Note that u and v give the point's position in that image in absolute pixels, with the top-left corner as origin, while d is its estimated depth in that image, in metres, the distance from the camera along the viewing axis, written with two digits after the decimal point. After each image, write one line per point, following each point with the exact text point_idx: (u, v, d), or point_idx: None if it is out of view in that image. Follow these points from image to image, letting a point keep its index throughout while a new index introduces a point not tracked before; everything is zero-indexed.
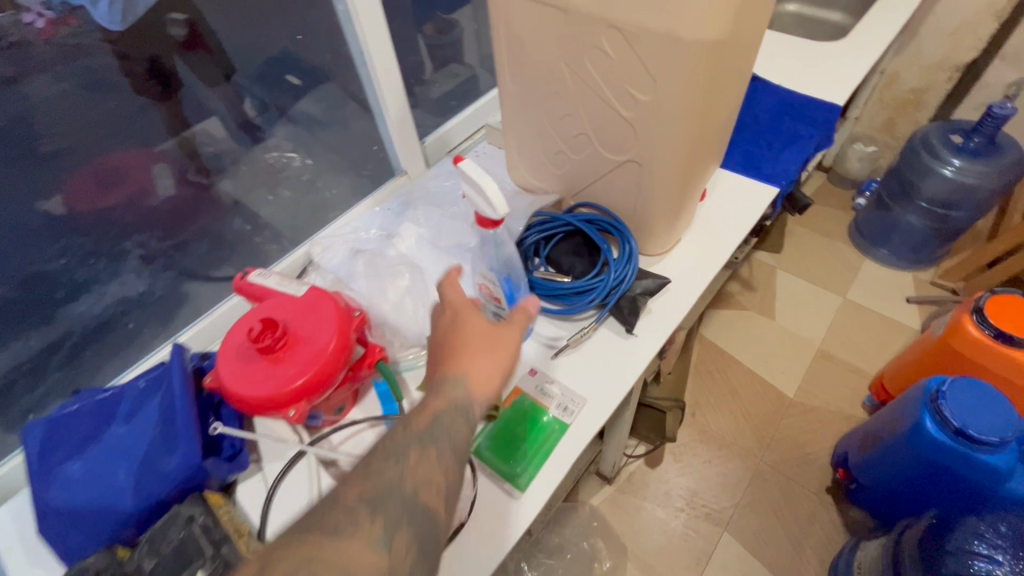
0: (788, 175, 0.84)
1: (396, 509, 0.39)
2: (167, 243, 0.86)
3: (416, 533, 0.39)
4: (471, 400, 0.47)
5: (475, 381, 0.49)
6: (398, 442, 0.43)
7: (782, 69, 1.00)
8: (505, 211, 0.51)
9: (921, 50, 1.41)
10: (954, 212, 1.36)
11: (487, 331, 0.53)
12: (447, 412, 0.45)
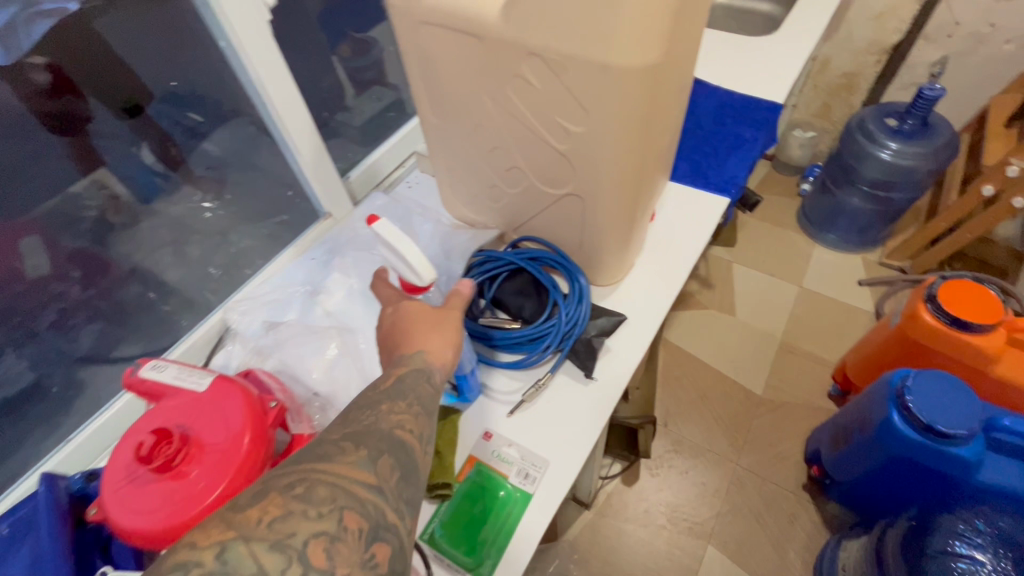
0: (737, 182, 0.80)
1: (382, 436, 0.35)
2: (90, 291, 0.77)
3: (407, 460, 0.35)
4: (432, 365, 0.44)
5: (434, 353, 0.46)
6: (367, 399, 0.39)
7: (720, 68, 0.97)
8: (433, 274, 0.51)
9: (850, 35, 1.42)
10: (895, 194, 1.38)
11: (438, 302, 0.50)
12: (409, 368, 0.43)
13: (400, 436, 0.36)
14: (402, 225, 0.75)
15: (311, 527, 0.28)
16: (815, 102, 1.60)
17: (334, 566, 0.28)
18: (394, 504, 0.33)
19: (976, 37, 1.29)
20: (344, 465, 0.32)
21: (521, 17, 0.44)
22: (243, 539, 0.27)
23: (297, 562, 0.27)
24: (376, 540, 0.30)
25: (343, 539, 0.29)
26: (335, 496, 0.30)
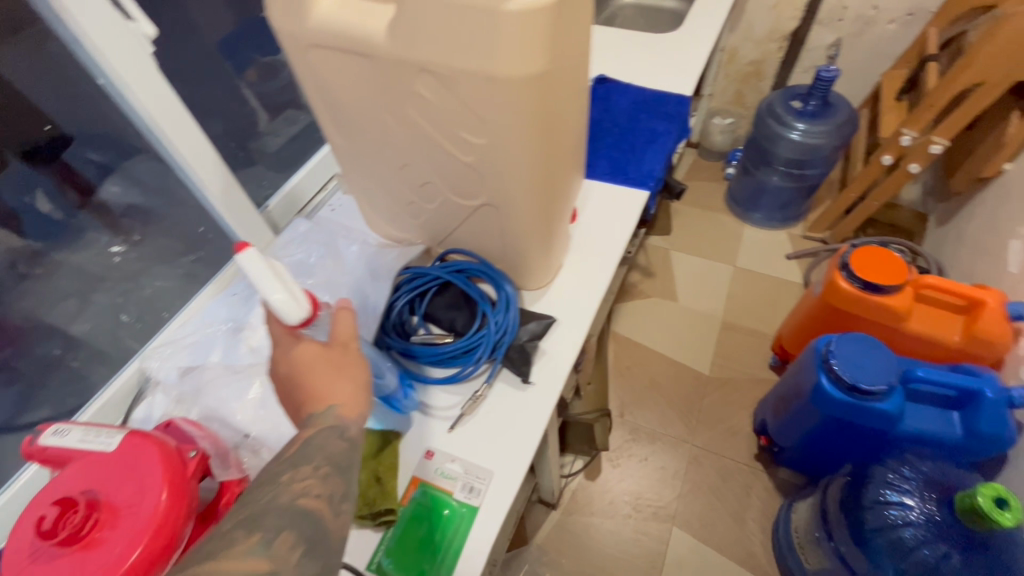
0: (655, 174, 0.83)
1: (281, 511, 0.34)
2: (6, 350, 0.72)
3: (312, 533, 0.34)
4: (345, 420, 0.43)
5: (347, 406, 0.45)
6: (269, 473, 0.38)
7: (629, 64, 1.00)
8: (302, 313, 0.48)
9: (751, 26, 1.51)
10: (808, 170, 1.47)
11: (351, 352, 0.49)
12: (318, 429, 0.42)
13: (302, 504, 0.35)
14: (325, 250, 0.73)
15: None
16: (729, 90, 1.68)
17: None
18: None
19: (863, 19, 1.40)
20: (236, 553, 0.31)
21: (406, 36, 0.44)
22: None
23: None
24: None
25: None
26: None
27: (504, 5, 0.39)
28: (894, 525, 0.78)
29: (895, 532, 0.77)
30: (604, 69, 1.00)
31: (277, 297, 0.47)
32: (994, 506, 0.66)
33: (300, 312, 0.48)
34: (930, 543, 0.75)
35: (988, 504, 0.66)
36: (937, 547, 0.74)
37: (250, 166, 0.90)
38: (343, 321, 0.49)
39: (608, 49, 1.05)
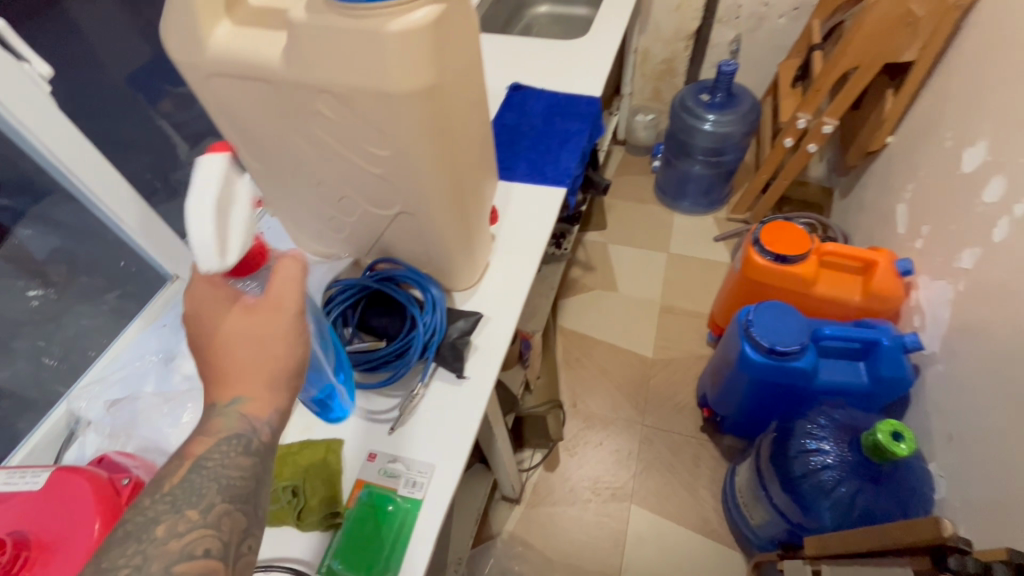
0: (571, 172, 0.88)
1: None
2: None
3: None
4: (251, 423, 0.40)
5: (254, 403, 0.41)
6: (145, 518, 0.36)
7: (541, 71, 1.06)
8: (211, 265, 0.41)
9: (659, 27, 1.61)
10: (724, 157, 1.58)
11: (281, 316, 0.44)
12: (211, 446, 0.39)
13: (182, 570, 0.34)
14: None
15: None
16: (646, 88, 1.78)
17: None
18: None
19: (756, 16, 1.52)
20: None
21: (300, 60, 0.46)
22: None
23: None
24: None
25: None
26: None
27: (386, 28, 0.43)
28: (818, 469, 0.86)
29: (818, 476, 0.85)
30: (519, 78, 1.05)
31: (202, 230, 0.41)
32: (891, 440, 0.74)
33: (213, 262, 0.42)
34: (848, 480, 0.83)
35: (886, 438, 0.74)
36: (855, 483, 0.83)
37: (173, 198, 0.90)
38: (286, 283, 0.45)
39: (522, 57, 1.10)
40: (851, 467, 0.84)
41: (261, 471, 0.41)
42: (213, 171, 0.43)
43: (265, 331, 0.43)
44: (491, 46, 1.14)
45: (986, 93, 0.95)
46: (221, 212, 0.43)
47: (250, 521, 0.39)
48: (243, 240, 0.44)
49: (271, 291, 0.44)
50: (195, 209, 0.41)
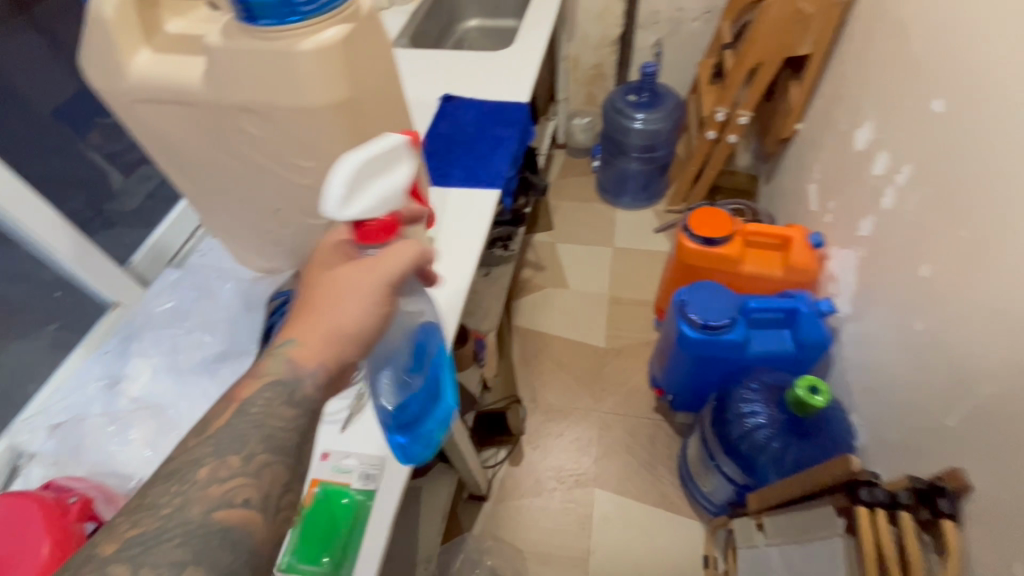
0: (503, 175, 0.93)
1: (202, 522, 0.36)
2: None
3: (234, 543, 0.36)
4: (294, 370, 0.45)
5: (307, 350, 0.46)
6: (190, 459, 0.40)
7: (471, 82, 1.11)
8: (329, 207, 0.46)
9: (585, 35, 1.70)
10: (656, 153, 1.67)
11: (368, 278, 0.48)
12: (258, 390, 0.44)
13: (220, 518, 0.36)
14: (199, 294, 0.75)
15: None
16: (580, 94, 1.86)
17: None
18: None
19: (673, 20, 1.62)
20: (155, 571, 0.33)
21: (220, 81, 0.50)
22: None
23: None
24: None
25: None
26: None
27: (298, 47, 0.46)
28: (753, 431, 0.93)
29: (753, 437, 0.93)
30: (452, 91, 1.10)
31: (339, 177, 0.46)
32: (809, 394, 0.82)
33: (334, 203, 0.47)
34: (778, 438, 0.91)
35: (804, 393, 0.82)
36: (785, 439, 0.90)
37: (109, 227, 0.90)
38: (396, 256, 0.48)
39: (451, 71, 1.15)
40: (780, 425, 0.91)
41: (309, 424, 0.45)
42: (387, 142, 0.50)
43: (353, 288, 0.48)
44: (423, 61, 1.18)
45: (870, 79, 1.06)
46: (368, 176, 0.49)
47: (293, 473, 0.42)
48: (372, 210, 0.48)
49: (381, 256, 0.48)
50: (352, 160, 0.47)
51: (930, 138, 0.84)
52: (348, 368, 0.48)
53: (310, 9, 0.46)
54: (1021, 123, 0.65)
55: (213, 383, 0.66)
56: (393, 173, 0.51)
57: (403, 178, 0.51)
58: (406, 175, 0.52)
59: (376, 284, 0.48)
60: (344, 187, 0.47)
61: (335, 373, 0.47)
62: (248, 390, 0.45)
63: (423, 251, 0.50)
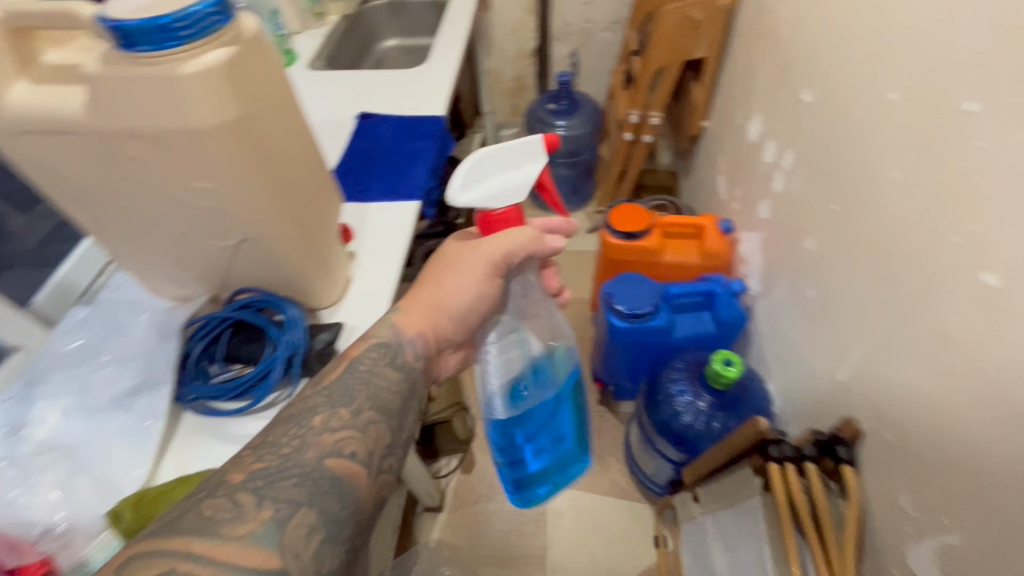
0: (421, 187, 0.96)
1: (317, 465, 0.48)
2: None
3: (340, 491, 0.48)
4: (390, 336, 0.62)
5: (408, 321, 0.63)
6: (314, 403, 0.54)
7: (387, 101, 1.14)
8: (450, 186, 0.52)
9: (502, 49, 1.76)
10: (580, 157, 1.75)
11: (472, 259, 0.61)
12: (367, 350, 0.60)
13: (330, 465, 0.49)
14: (108, 329, 0.72)
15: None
16: (505, 106, 1.92)
17: None
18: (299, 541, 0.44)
19: (584, 32, 1.71)
20: (278, 500, 0.45)
21: (103, 108, 0.50)
22: None
23: None
24: None
25: None
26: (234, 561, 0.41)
27: (180, 70, 0.48)
28: (681, 408, 0.99)
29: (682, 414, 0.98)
30: (366, 108, 1.13)
31: (469, 166, 0.53)
32: (723, 367, 0.89)
33: (459, 183, 0.52)
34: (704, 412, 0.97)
35: (719, 366, 0.89)
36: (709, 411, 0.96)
37: (8, 270, 0.85)
38: (505, 241, 0.58)
39: (367, 91, 1.18)
40: (704, 401, 0.97)
41: (405, 394, 0.59)
42: (522, 143, 0.54)
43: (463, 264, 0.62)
44: (339, 83, 1.20)
45: (755, 77, 1.16)
46: (495, 168, 0.53)
47: (391, 439, 0.55)
48: (489, 199, 0.54)
49: (493, 237, 0.58)
50: (485, 152, 0.53)
51: (804, 126, 0.93)
52: (440, 334, 0.65)
53: (187, 33, 0.48)
54: (866, 106, 0.74)
55: (128, 418, 0.64)
56: (523, 172, 0.54)
57: (531, 175, 0.54)
58: (536, 174, 0.55)
59: (486, 263, 0.60)
60: (472, 176, 0.53)
61: (431, 340, 0.64)
62: (357, 350, 0.60)
63: (539, 242, 0.60)
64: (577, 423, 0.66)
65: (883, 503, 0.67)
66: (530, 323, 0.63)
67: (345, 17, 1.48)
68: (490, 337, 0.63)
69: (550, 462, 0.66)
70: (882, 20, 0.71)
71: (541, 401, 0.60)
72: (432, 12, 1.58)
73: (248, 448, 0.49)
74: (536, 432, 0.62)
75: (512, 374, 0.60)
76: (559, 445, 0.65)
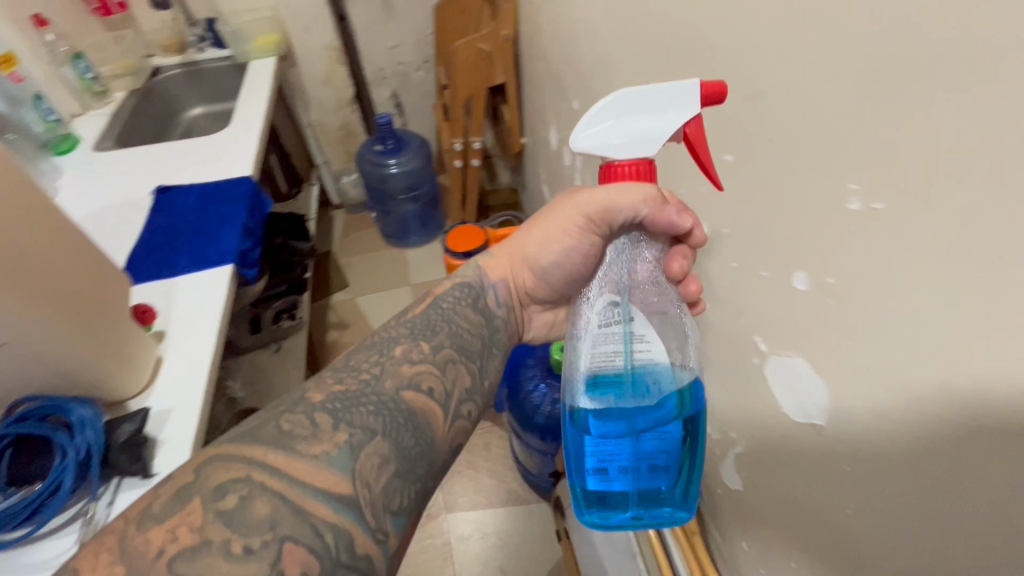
0: (233, 249, 0.93)
1: (395, 396, 0.52)
2: None
3: (414, 427, 0.51)
4: (470, 278, 0.68)
5: (492, 265, 0.69)
6: (401, 333, 0.59)
7: (188, 171, 1.11)
8: (574, 129, 0.47)
9: (320, 100, 1.77)
10: (421, 189, 1.80)
11: (556, 214, 0.64)
12: (451, 289, 0.66)
13: (408, 397, 0.53)
14: None
15: (278, 484, 0.42)
16: (339, 155, 1.92)
17: (294, 512, 0.41)
18: (366, 468, 0.46)
19: (399, 74, 1.79)
20: (353, 426, 0.48)
21: None
22: (255, 482, 0.42)
23: (273, 518, 0.40)
24: (343, 511, 0.43)
25: (288, 513, 0.41)
26: (312, 466, 0.44)
27: None
28: (540, 401, 1.07)
29: (543, 406, 1.06)
30: (169, 182, 1.08)
31: (598, 109, 0.47)
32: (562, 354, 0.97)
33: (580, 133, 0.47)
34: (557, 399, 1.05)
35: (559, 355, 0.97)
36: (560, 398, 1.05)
37: None
38: (620, 195, 0.51)
39: (165, 164, 1.13)
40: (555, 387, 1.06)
41: (485, 340, 0.64)
42: (672, 89, 0.45)
43: (549, 211, 0.66)
44: (132, 162, 1.14)
45: (543, 94, 1.29)
46: (626, 109, 0.46)
47: (469, 384, 0.59)
48: (609, 149, 0.48)
49: (602, 189, 0.52)
50: (623, 95, 0.46)
51: None
52: (519, 279, 0.70)
53: None
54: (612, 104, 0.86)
55: None
56: (659, 124, 0.46)
57: (668, 130, 0.46)
58: (677, 127, 0.46)
59: (579, 213, 0.59)
60: (597, 121, 0.47)
61: (510, 288, 0.69)
62: (442, 288, 0.66)
63: (655, 207, 0.51)
64: (685, 457, 0.54)
65: None
66: (643, 306, 0.53)
67: (135, 91, 1.44)
68: (597, 305, 0.53)
69: (634, 488, 0.56)
70: (605, 34, 0.84)
71: (635, 412, 0.52)
72: (234, 74, 1.55)
73: (329, 372, 0.54)
74: (617, 446, 0.53)
75: (605, 366, 0.52)
76: (653, 470, 0.54)
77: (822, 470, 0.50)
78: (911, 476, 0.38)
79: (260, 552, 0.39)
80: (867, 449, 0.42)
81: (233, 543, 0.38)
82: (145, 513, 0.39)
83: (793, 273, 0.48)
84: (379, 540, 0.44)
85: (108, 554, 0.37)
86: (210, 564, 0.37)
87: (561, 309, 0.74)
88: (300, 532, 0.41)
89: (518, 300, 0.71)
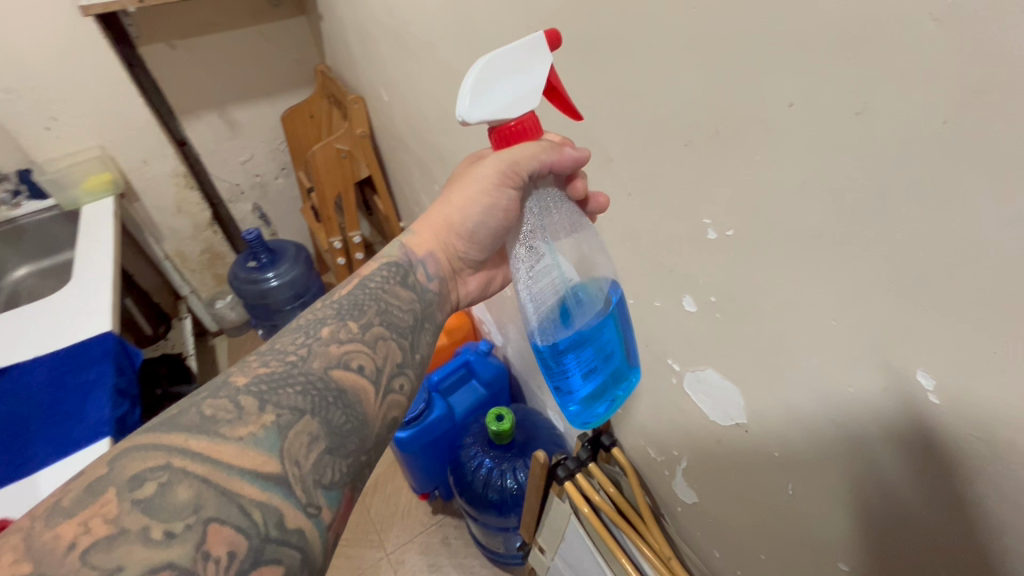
0: (108, 419, 0.82)
1: (323, 375, 0.48)
2: None
3: (346, 404, 0.47)
4: (394, 258, 0.60)
5: (418, 242, 0.61)
6: (321, 317, 0.53)
7: (28, 344, 0.95)
8: (459, 111, 0.40)
9: (174, 230, 1.64)
10: (308, 293, 1.72)
11: (469, 185, 0.56)
12: (378, 269, 0.59)
13: (338, 373, 0.49)
14: None
15: (199, 468, 0.39)
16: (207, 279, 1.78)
17: (215, 499, 0.38)
18: (291, 455, 0.42)
19: (257, 185, 1.75)
20: (281, 407, 0.44)
21: None
22: (173, 466, 0.38)
23: (195, 506, 0.37)
24: (272, 495, 0.40)
25: (207, 503, 0.38)
26: (231, 447, 0.41)
27: None
28: (493, 476, 1.04)
29: (498, 479, 1.04)
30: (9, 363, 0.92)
31: (474, 77, 0.40)
32: (499, 423, 0.97)
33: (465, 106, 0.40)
34: (508, 469, 1.04)
35: (495, 424, 0.96)
36: (511, 468, 1.04)
37: None
38: (527, 153, 0.48)
39: None
40: (501, 458, 1.04)
41: (418, 314, 0.58)
42: (532, 39, 0.42)
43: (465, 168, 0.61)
44: None
45: (411, 180, 1.34)
46: (496, 72, 0.40)
47: (403, 359, 0.54)
48: (497, 113, 0.42)
49: (506, 150, 0.47)
50: (488, 58, 0.40)
51: None
52: (450, 251, 0.62)
53: None
54: None
55: None
56: (530, 77, 0.42)
57: (540, 82, 0.42)
58: (544, 76, 0.43)
59: (491, 171, 0.51)
60: (478, 90, 0.40)
61: (441, 260, 0.62)
62: (367, 271, 0.59)
63: (555, 151, 0.51)
64: (625, 337, 0.53)
65: (646, 461, 0.80)
66: (561, 242, 0.52)
67: None
68: (521, 255, 0.53)
69: (608, 373, 0.52)
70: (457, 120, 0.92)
71: (592, 330, 0.49)
72: (66, 222, 1.39)
73: (255, 356, 0.49)
74: (589, 350, 0.49)
75: (549, 299, 0.49)
76: (608, 357, 0.51)
77: (759, 458, 0.56)
78: (816, 437, 0.47)
79: (182, 536, 0.36)
80: (777, 428, 0.52)
81: (152, 530, 0.36)
82: (53, 510, 0.36)
83: (681, 297, 0.57)
84: (312, 515, 0.41)
85: (14, 553, 0.34)
86: (129, 552, 0.35)
87: (490, 267, 0.68)
88: (227, 512, 0.38)
89: (451, 270, 0.64)
